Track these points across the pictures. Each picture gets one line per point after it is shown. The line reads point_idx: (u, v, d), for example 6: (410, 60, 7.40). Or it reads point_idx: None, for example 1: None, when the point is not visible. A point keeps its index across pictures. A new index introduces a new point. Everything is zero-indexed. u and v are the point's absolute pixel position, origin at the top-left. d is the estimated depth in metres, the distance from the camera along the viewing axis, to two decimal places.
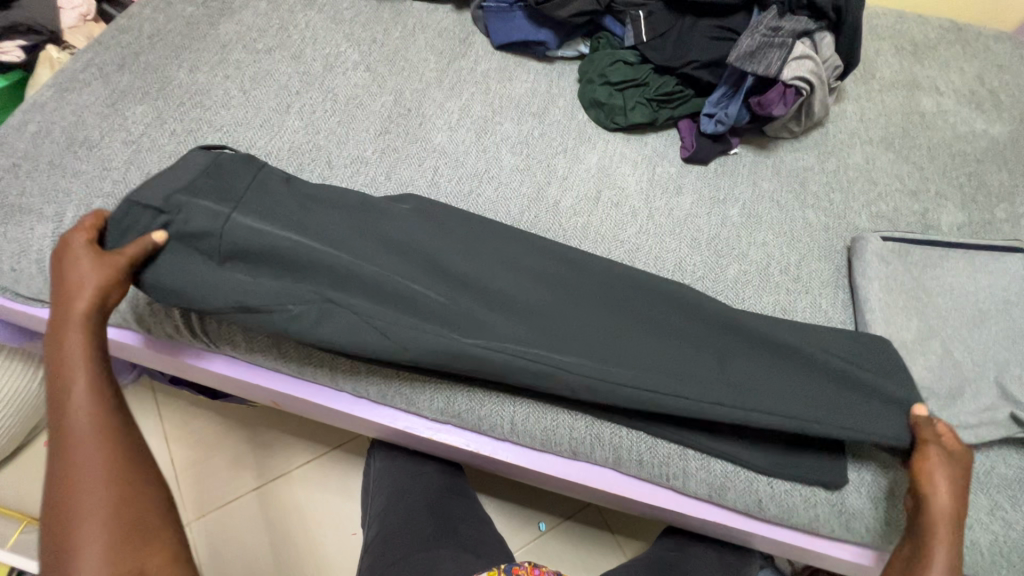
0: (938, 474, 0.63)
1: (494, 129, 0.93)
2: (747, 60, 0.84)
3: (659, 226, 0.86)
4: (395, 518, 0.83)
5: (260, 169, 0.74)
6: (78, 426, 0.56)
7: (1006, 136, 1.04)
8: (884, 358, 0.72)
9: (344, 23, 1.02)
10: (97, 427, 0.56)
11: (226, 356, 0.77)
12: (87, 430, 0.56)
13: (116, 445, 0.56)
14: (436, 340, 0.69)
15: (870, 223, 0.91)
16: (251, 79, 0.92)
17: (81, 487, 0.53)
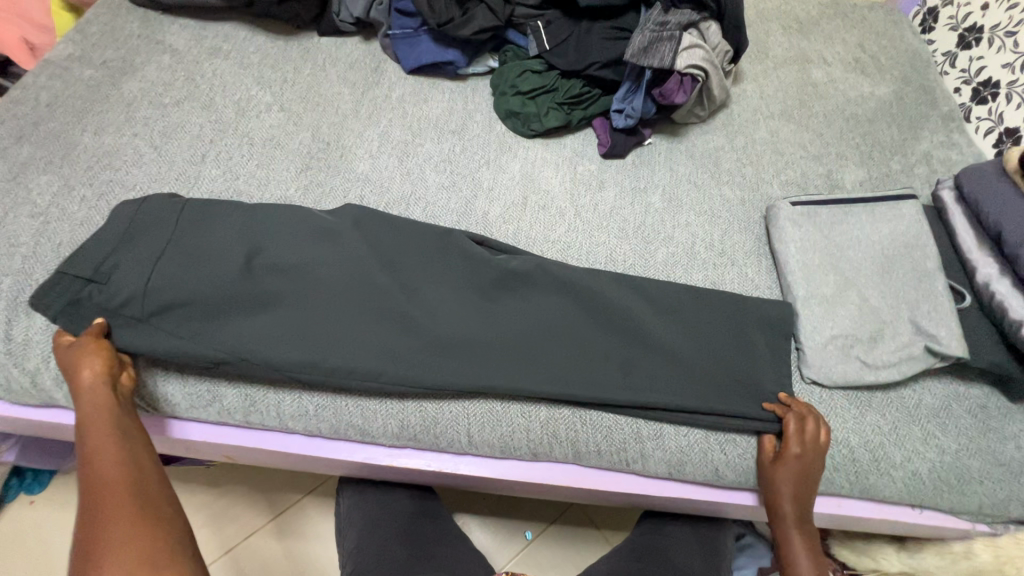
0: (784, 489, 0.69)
1: (415, 151, 0.95)
2: (642, 55, 0.88)
3: (586, 221, 0.89)
4: (369, 552, 0.81)
5: (174, 210, 0.76)
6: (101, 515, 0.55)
7: (890, 95, 1.13)
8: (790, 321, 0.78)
9: (252, 66, 1.02)
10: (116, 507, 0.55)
11: (166, 416, 0.74)
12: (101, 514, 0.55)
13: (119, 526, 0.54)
14: (364, 347, 0.72)
15: (782, 190, 0.96)
16: (161, 134, 0.91)
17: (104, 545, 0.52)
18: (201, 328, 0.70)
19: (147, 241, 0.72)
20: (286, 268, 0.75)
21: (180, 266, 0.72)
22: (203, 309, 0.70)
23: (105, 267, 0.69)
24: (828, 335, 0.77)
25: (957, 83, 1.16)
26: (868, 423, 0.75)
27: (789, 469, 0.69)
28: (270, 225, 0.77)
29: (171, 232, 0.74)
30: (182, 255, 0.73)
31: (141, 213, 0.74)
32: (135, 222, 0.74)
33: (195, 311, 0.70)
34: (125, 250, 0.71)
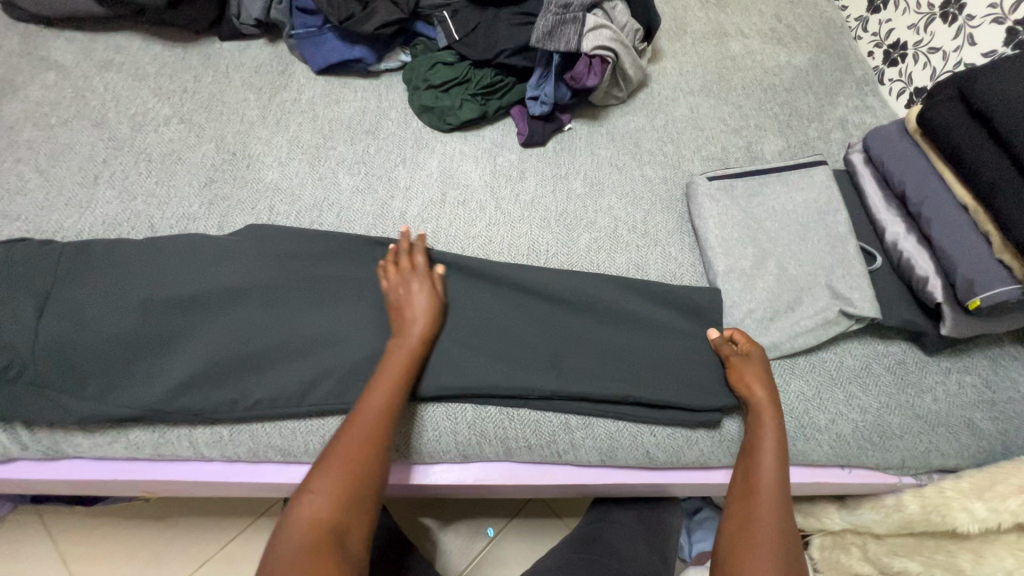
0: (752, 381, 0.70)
1: (327, 154, 0.91)
2: (548, 39, 0.86)
3: (507, 213, 0.87)
4: None
5: (57, 253, 0.71)
6: (337, 455, 0.57)
7: (807, 63, 1.14)
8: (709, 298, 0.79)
9: (148, 78, 0.97)
10: (361, 455, 0.57)
11: (71, 459, 0.70)
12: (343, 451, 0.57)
13: (363, 474, 0.56)
14: (282, 373, 0.70)
15: (703, 166, 0.96)
16: (48, 157, 0.85)
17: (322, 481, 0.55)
18: (108, 377, 0.67)
19: (30, 295, 0.68)
20: (191, 296, 0.72)
21: (72, 318, 0.68)
22: (103, 361, 0.67)
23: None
24: (747, 308, 0.77)
25: (870, 47, 1.18)
26: (792, 390, 0.76)
27: (762, 388, 0.69)
28: (167, 257, 0.74)
29: (56, 278, 0.70)
30: (72, 305, 0.69)
31: (16, 263, 0.70)
32: (11, 275, 0.69)
33: (97, 359, 0.67)
34: (5, 311, 0.67)
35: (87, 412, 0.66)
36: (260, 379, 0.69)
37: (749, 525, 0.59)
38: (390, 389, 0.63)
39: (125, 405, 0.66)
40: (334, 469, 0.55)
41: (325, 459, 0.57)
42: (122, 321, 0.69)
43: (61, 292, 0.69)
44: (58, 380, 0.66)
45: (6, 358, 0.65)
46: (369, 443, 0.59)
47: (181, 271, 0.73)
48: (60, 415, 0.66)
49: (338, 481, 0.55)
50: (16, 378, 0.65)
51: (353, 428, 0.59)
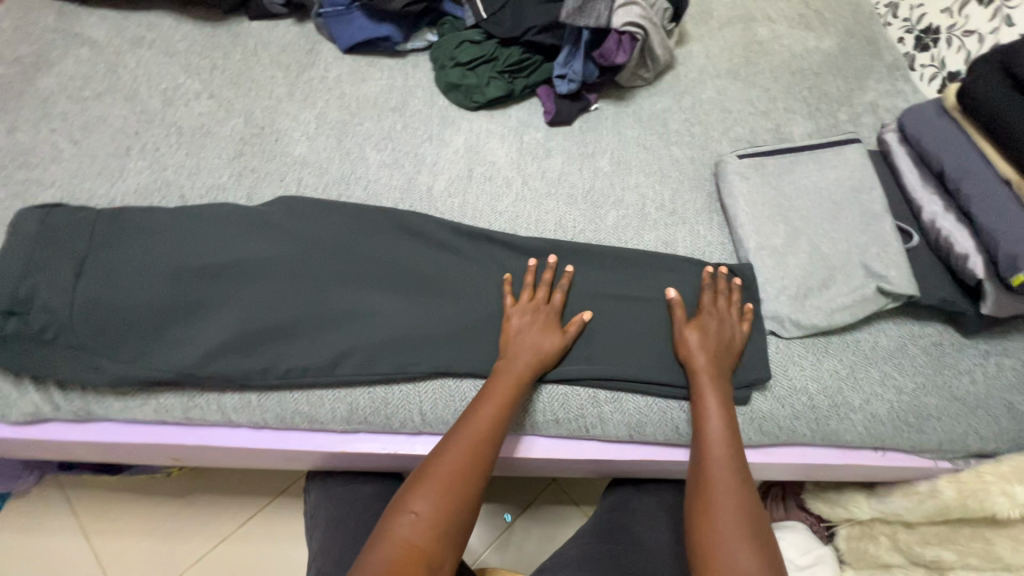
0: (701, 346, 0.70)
1: (355, 130, 0.92)
2: (578, 15, 0.86)
3: (534, 190, 0.87)
4: (332, 552, 0.75)
5: (93, 219, 0.72)
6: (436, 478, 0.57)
7: (836, 48, 1.13)
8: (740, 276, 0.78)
9: (178, 55, 0.98)
10: (460, 484, 0.57)
11: (101, 421, 0.70)
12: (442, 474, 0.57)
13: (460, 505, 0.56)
14: (315, 342, 0.70)
15: (731, 147, 0.95)
16: (81, 128, 0.86)
17: (418, 496, 0.55)
18: (143, 341, 0.67)
19: (66, 259, 0.68)
20: (223, 264, 0.72)
21: (108, 282, 0.68)
22: (140, 326, 0.68)
23: (21, 293, 0.64)
24: (779, 285, 0.76)
25: (900, 33, 1.16)
26: (826, 369, 0.74)
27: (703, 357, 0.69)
28: (203, 226, 0.74)
29: (91, 241, 0.70)
30: (109, 270, 0.69)
31: (53, 229, 0.69)
32: (47, 238, 0.69)
33: (133, 323, 0.68)
34: (43, 274, 0.67)
35: (123, 375, 0.66)
36: (292, 347, 0.70)
37: (702, 492, 0.60)
38: (492, 422, 0.62)
39: (162, 369, 0.66)
40: (431, 488, 0.56)
41: (423, 480, 0.57)
42: (162, 288, 0.70)
43: (97, 257, 0.70)
44: (94, 342, 0.66)
45: (44, 321, 0.65)
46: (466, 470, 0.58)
47: (216, 239, 0.73)
48: (94, 377, 0.66)
49: (437, 504, 0.55)
50: (54, 339, 0.65)
51: (454, 447, 0.59)
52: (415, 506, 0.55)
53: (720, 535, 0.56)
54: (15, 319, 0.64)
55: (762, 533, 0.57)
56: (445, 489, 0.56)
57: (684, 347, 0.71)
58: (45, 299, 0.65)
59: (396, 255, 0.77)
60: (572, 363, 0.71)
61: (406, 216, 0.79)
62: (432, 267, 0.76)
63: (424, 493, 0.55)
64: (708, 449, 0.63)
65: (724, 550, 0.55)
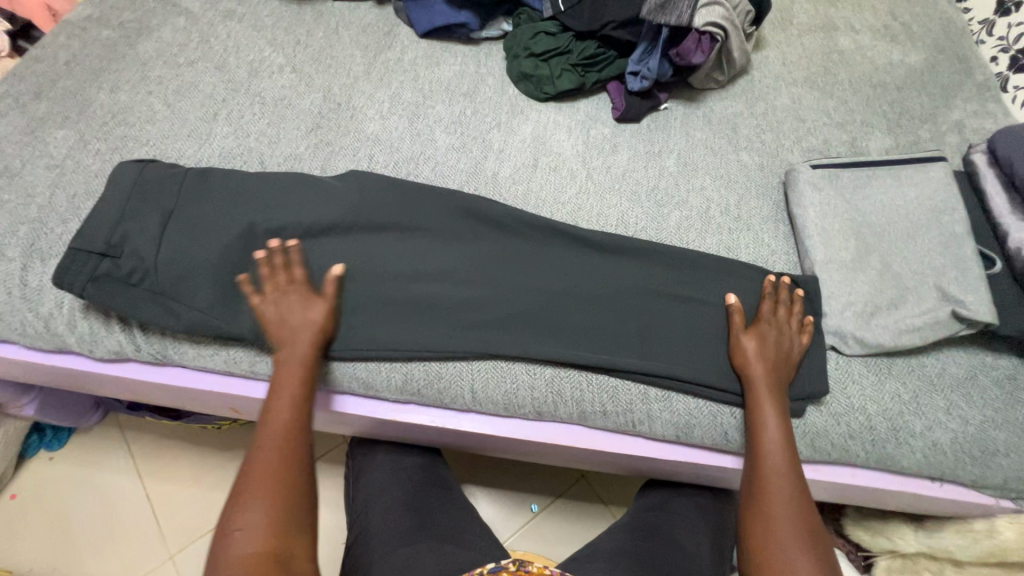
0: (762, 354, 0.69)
1: (426, 112, 0.94)
2: (659, 12, 0.86)
3: (598, 184, 0.87)
4: (373, 516, 0.78)
5: (181, 176, 0.76)
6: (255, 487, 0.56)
7: (922, 63, 1.08)
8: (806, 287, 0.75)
9: (266, 29, 1.02)
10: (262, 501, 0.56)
11: (174, 366, 0.75)
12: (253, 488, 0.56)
13: (295, 511, 0.56)
14: (375, 313, 0.73)
15: (803, 157, 0.93)
16: (175, 92, 0.92)
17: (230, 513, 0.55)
18: (216, 295, 0.71)
19: (154, 210, 0.73)
20: (294, 231, 0.75)
21: (190, 238, 0.73)
22: (217, 282, 0.72)
23: (115, 239, 0.70)
24: (845, 301, 0.74)
25: (994, 52, 1.10)
26: (887, 391, 0.72)
27: (761, 366, 0.68)
28: (278, 192, 0.78)
29: (178, 198, 0.74)
30: (192, 227, 0.74)
31: (145, 183, 0.74)
32: (139, 191, 0.74)
33: (209, 277, 0.72)
34: (134, 224, 0.71)
35: (199, 326, 0.70)
36: (354, 317, 0.73)
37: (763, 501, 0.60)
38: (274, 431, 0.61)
39: (234, 325, 0.70)
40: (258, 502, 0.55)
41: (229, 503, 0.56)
42: (239, 249, 0.74)
43: (181, 212, 0.74)
44: (173, 290, 0.70)
45: (132, 266, 0.70)
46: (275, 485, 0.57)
47: (289, 205, 0.77)
48: (172, 325, 0.70)
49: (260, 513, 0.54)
50: (139, 287, 0.70)
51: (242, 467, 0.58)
52: (241, 522, 0.54)
53: (778, 544, 0.57)
54: (108, 262, 0.69)
55: (820, 546, 0.57)
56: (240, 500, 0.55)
57: (740, 352, 0.70)
58: (135, 248, 0.70)
59: (456, 236, 0.79)
60: (625, 358, 0.72)
61: (470, 198, 0.80)
62: (491, 250, 0.78)
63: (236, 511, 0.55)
64: (767, 455, 0.63)
65: (781, 555, 0.56)
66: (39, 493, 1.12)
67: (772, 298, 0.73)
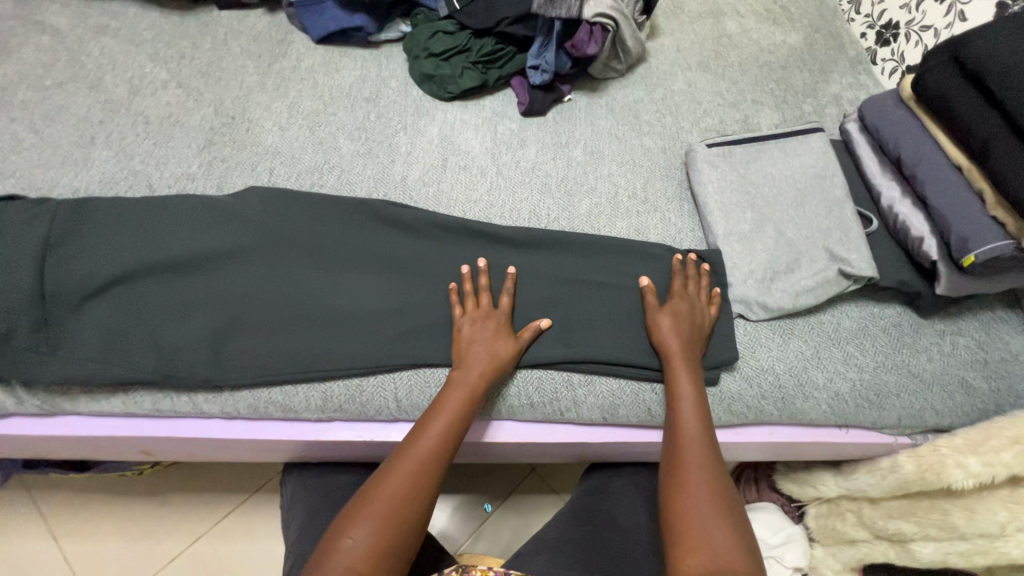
0: (675, 330, 0.72)
1: (328, 120, 0.91)
2: (549, 5, 0.87)
3: (509, 179, 0.88)
4: (311, 540, 0.75)
5: (53, 211, 0.69)
6: (381, 504, 0.57)
7: (801, 42, 1.16)
8: (711, 261, 0.79)
9: (144, 43, 0.96)
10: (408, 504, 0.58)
11: (66, 417, 0.69)
12: (386, 498, 0.57)
13: (406, 528, 0.57)
14: (289, 334, 0.70)
15: (701, 137, 0.98)
16: (42, 117, 0.84)
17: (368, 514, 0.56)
18: (109, 339, 0.66)
19: (23, 254, 0.65)
20: (191, 259, 0.71)
21: (72, 280, 0.67)
22: (110, 323, 0.67)
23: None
24: (746, 270, 0.78)
25: (863, 28, 1.20)
26: (791, 350, 0.77)
27: (676, 342, 0.71)
28: (169, 219, 0.73)
29: (50, 235, 0.67)
30: (72, 267, 0.67)
31: (10, 223, 0.66)
32: (2, 233, 0.66)
33: (101, 321, 0.66)
34: (2, 272, 0.64)
35: (92, 374, 0.64)
36: (265, 342, 0.69)
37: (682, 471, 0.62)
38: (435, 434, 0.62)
39: (132, 367, 0.66)
40: (372, 515, 0.56)
41: (364, 504, 0.57)
42: (131, 285, 0.69)
43: (59, 253, 0.67)
44: (59, 341, 0.65)
45: (6, 322, 0.63)
46: (415, 491, 0.59)
47: (183, 231, 0.72)
48: (62, 377, 0.64)
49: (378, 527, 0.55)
50: (14, 341, 0.63)
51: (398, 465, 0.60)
52: (354, 533, 0.55)
53: (698, 512, 0.58)
54: None
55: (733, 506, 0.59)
56: (395, 517, 0.56)
57: (657, 330, 0.72)
58: (6, 300, 0.63)
59: (368, 245, 0.77)
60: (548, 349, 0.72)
61: (378, 206, 0.78)
62: (404, 256, 0.77)
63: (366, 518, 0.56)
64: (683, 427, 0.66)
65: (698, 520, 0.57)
66: None
67: (684, 273, 0.77)
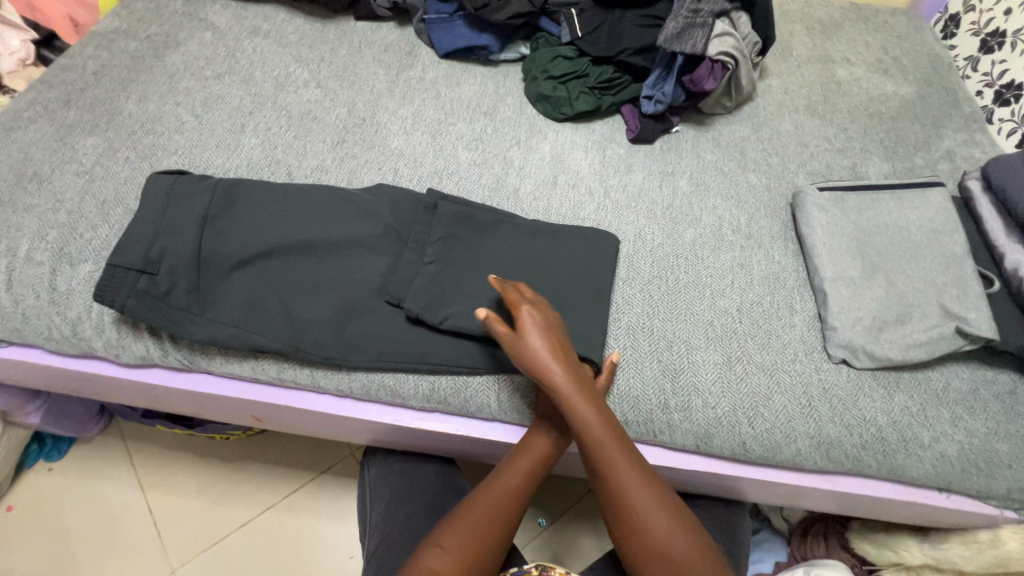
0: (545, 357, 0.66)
1: (448, 129, 0.97)
2: (675, 40, 0.90)
3: (615, 201, 0.91)
4: (394, 525, 0.79)
5: (213, 187, 0.76)
6: (468, 520, 0.63)
7: (914, 95, 1.15)
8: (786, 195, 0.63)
9: (290, 46, 1.05)
10: (493, 525, 0.63)
11: (201, 374, 0.75)
12: (473, 517, 0.63)
13: (487, 548, 0.61)
14: (405, 324, 0.74)
15: (807, 180, 0.98)
16: (202, 104, 0.93)
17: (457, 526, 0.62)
18: (250, 309, 0.72)
19: (187, 223, 0.72)
20: (324, 243, 0.77)
21: (225, 250, 0.73)
22: (251, 294, 0.73)
23: (153, 255, 0.69)
24: (855, 316, 0.77)
25: (979, 86, 1.18)
26: (896, 404, 0.75)
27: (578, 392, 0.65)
28: (308, 205, 0.79)
29: (210, 209, 0.75)
30: (226, 238, 0.74)
31: (180, 194, 0.74)
32: (173, 200, 0.73)
33: (243, 291, 0.73)
34: (170, 236, 0.71)
35: (232, 338, 0.70)
36: (383, 329, 0.74)
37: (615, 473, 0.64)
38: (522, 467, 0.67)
39: (267, 337, 0.71)
40: (458, 529, 0.62)
41: (454, 518, 0.63)
42: (272, 261, 0.75)
43: (215, 226, 0.74)
44: (208, 304, 0.71)
45: (168, 281, 0.70)
46: (498, 516, 0.63)
47: (320, 218, 0.78)
48: (206, 336, 0.70)
49: (461, 541, 0.61)
50: (172, 300, 0.70)
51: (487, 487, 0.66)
52: (443, 541, 0.61)
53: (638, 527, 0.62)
54: (145, 278, 0.69)
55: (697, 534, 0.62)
56: (476, 536, 0.61)
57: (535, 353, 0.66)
58: (171, 261, 0.70)
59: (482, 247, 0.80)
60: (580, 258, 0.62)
61: (491, 214, 0.83)
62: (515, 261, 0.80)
63: (454, 528, 0.62)
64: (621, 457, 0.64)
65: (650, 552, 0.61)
66: (36, 504, 1.09)
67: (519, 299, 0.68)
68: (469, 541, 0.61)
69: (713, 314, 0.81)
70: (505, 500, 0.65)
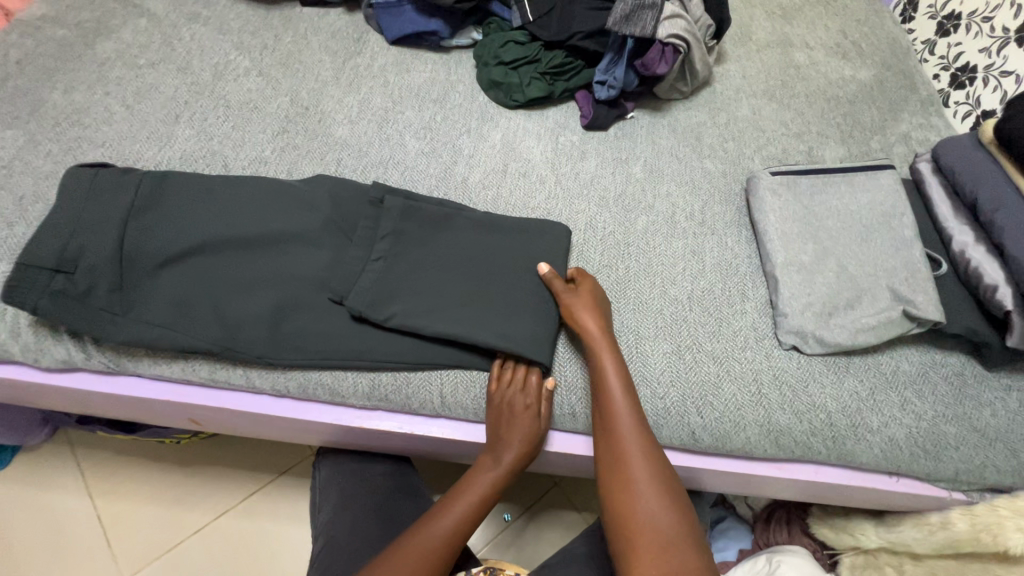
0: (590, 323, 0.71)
1: (396, 118, 0.94)
2: (624, 23, 0.88)
3: (567, 189, 0.88)
4: (341, 526, 0.77)
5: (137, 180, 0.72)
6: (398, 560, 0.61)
7: (872, 79, 1.14)
8: None
9: (231, 33, 1.01)
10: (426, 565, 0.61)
11: (131, 376, 0.72)
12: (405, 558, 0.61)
13: None
14: (342, 320, 0.72)
15: (763, 165, 0.96)
16: (134, 94, 0.89)
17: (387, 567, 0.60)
18: (177, 308, 0.69)
19: (108, 220, 0.69)
20: (259, 238, 0.74)
21: (150, 247, 0.70)
22: (178, 292, 0.69)
23: (69, 254, 0.65)
24: (805, 301, 0.76)
25: (936, 70, 1.17)
26: (845, 389, 0.74)
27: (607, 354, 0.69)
28: (241, 198, 0.76)
29: (133, 203, 0.71)
30: (151, 234, 0.70)
31: (100, 188, 0.70)
32: (93, 194, 0.70)
33: (171, 289, 0.69)
34: (89, 232, 0.67)
35: (159, 339, 0.67)
36: (320, 325, 0.71)
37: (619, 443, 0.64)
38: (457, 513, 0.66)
39: (195, 337, 0.68)
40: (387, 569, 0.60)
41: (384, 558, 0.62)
42: (202, 258, 0.72)
43: (139, 222, 0.71)
44: (132, 304, 0.68)
45: (87, 281, 0.66)
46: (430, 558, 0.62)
47: (254, 211, 0.75)
48: (129, 337, 0.67)
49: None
50: (92, 300, 0.66)
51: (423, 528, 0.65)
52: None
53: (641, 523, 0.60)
54: (61, 277, 0.65)
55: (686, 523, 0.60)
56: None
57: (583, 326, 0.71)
58: (89, 259, 0.66)
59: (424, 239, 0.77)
60: None
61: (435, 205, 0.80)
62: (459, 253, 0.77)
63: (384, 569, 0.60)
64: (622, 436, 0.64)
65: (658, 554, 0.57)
66: None
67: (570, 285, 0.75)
68: (433, 546, 0.63)
69: (664, 302, 0.79)
70: (438, 547, 0.63)
